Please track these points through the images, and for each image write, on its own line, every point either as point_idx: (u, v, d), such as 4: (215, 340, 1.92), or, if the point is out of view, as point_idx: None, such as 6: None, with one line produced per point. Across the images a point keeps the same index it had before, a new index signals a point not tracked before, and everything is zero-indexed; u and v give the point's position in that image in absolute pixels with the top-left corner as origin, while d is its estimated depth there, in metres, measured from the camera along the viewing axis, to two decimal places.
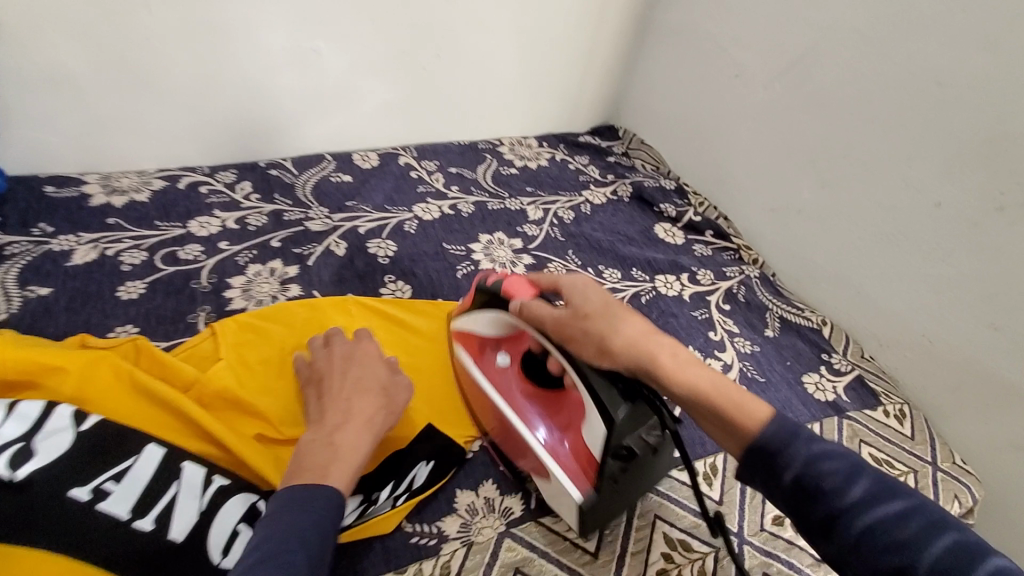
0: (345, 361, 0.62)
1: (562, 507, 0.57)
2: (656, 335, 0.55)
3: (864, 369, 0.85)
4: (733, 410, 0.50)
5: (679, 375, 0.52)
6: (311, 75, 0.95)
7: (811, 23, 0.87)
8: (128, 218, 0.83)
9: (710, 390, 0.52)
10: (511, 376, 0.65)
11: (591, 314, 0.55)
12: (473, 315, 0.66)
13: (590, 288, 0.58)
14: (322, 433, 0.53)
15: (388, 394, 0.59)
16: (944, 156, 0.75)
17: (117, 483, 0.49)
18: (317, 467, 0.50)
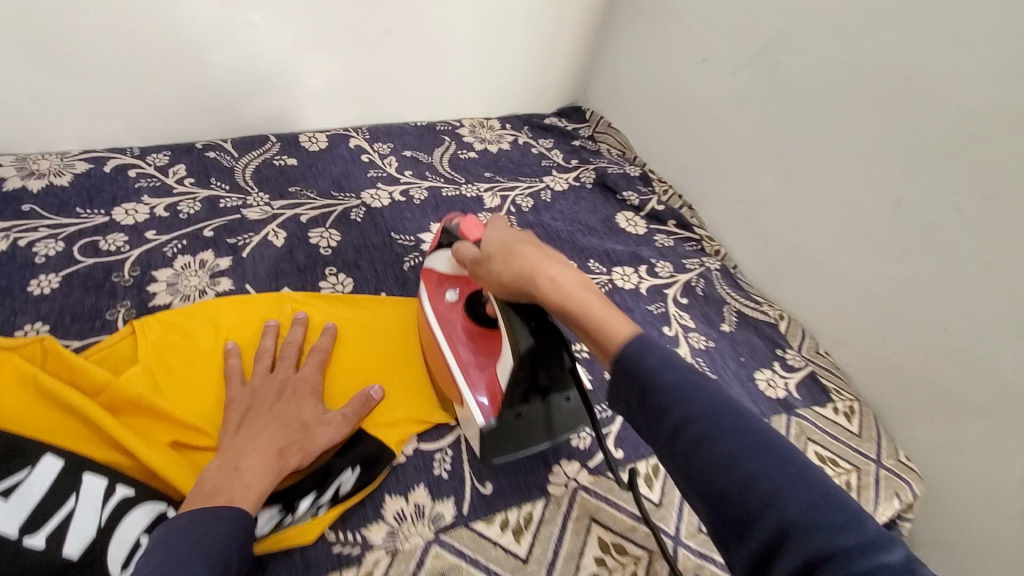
0: (276, 396, 0.59)
1: (472, 432, 0.60)
2: (555, 263, 0.51)
3: (817, 365, 0.84)
4: (584, 316, 0.47)
5: (569, 293, 0.49)
6: (248, 49, 0.89)
7: (780, 5, 0.83)
8: (46, 205, 0.77)
9: (584, 303, 0.48)
10: (456, 317, 0.65)
11: (494, 250, 0.55)
12: (440, 253, 0.67)
13: (502, 229, 0.56)
14: (229, 458, 0.52)
15: (307, 431, 0.56)
16: (905, 152, 0.72)
17: (5, 499, 0.46)
18: (227, 491, 0.48)
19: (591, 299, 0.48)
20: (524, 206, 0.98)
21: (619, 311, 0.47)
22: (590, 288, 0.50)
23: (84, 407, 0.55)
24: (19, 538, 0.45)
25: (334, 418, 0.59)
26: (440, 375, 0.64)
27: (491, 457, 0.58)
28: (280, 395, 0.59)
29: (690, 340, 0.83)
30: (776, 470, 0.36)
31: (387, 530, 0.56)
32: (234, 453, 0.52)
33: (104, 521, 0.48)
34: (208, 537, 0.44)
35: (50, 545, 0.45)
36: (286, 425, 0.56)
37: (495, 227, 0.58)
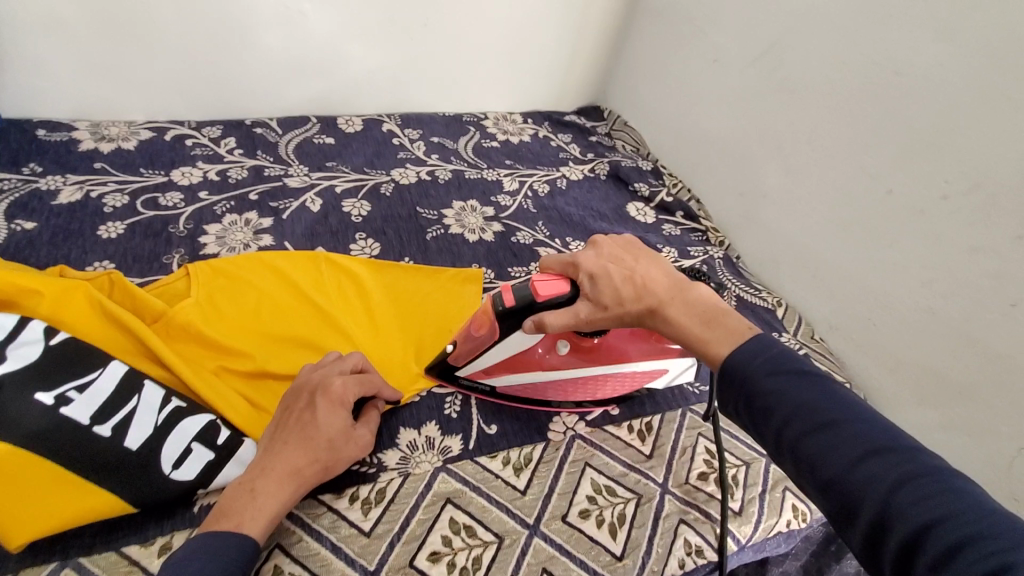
0: (307, 404, 0.55)
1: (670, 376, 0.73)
2: (671, 293, 0.55)
3: (811, 349, 0.89)
4: (696, 343, 0.52)
5: (674, 321, 0.54)
6: (297, 35, 0.98)
7: (785, 10, 0.90)
8: (114, 164, 0.86)
9: (687, 333, 0.53)
10: (574, 359, 0.68)
11: (612, 306, 0.57)
12: (505, 342, 0.64)
13: (606, 278, 0.58)
14: (250, 476, 0.51)
15: (331, 450, 0.54)
16: (896, 143, 0.78)
17: (80, 392, 0.53)
18: (238, 514, 0.48)
19: (710, 323, 0.52)
20: (540, 191, 1.05)
21: (736, 317, 0.52)
22: (708, 307, 0.54)
23: (142, 333, 0.62)
24: (90, 425, 0.52)
25: (354, 445, 0.57)
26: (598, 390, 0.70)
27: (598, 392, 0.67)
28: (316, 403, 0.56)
29: None
30: (886, 463, 0.39)
31: (400, 455, 0.62)
32: (257, 466, 0.52)
33: (160, 421, 0.55)
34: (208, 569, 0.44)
35: (114, 434, 0.53)
36: (309, 441, 0.53)
37: (590, 276, 0.59)
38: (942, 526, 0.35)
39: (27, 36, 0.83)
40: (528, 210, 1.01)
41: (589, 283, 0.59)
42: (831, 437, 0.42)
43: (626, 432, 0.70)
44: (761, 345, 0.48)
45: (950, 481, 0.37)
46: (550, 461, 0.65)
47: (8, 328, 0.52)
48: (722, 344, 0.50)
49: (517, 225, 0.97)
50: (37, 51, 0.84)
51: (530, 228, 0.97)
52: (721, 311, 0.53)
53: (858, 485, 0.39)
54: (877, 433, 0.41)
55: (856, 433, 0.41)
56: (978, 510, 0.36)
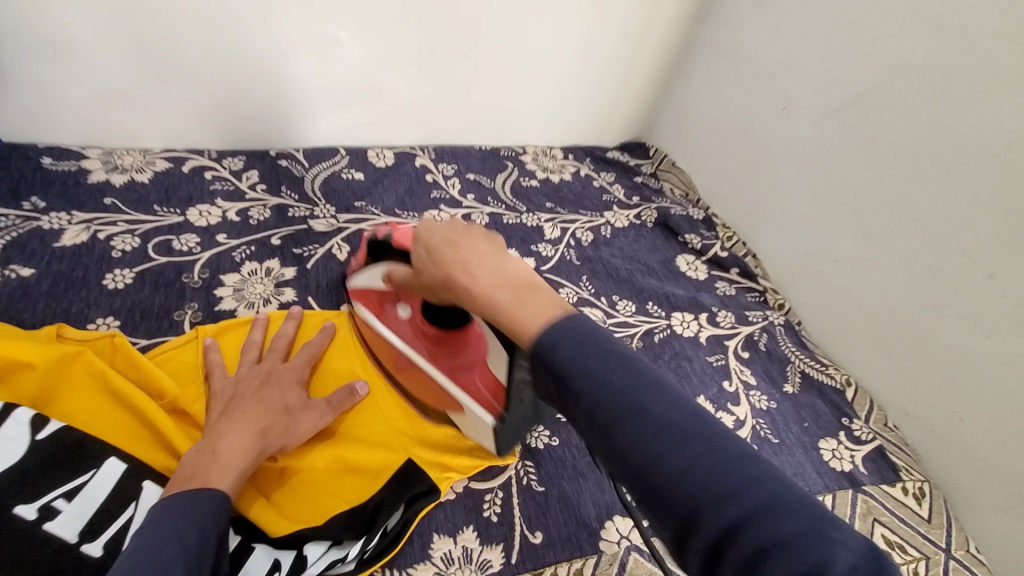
0: (260, 383, 0.57)
1: (481, 434, 0.60)
2: (496, 258, 0.45)
3: (886, 440, 0.80)
4: (504, 316, 0.41)
5: (484, 297, 0.42)
6: (330, 64, 0.91)
7: (871, 61, 0.81)
8: (126, 199, 0.79)
9: (498, 306, 0.42)
10: (411, 333, 0.63)
11: (420, 271, 0.49)
12: (367, 272, 0.63)
13: (427, 236, 0.49)
14: (206, 443, 0.49)
15: (291, 415, 0.55)
16: (1002, 223, 0.69)
17: (69, 501, 0.46)
18: (205, 473, 0.46)
19: (516, 295, 0.42)
20: (584, 240, 0.97)
21: (541, 295, 0.41)
22: (519, 279, 0.43)
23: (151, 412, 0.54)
24: (77, 545, 0.44)
25: (320, 403, 0.58)
26: (426, 393, 0.63)
27: (502, 446, 0.58)
28: (264, 384, 0.57)
29: (752, 399, 0.79)
30: (697, 452, 0.32)
31: (433, 572, 0.54)
32: (210, 436, 0.49)
33: None
34: (179, 524, 0.40)
35: (107, 552, 0.45)
36: (270, 405, 0.54)
37: (415, 239, 0.50)
38: (777, 535, 0.29)
39: (39, 57, 0.76)
40: (571, 261, 0.92)
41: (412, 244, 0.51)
42: (640, 430, 0.34)
43: None
44: (570, 320, 0.39)
45: (784, 495, 0.30)
46: None
47: None
48: (532, 318, 0.40)
49: (561, 280, 0.89)
50: (49, 74, 0.77)
51: (574, 284, 0.88)
52: (532, 286, 0.42)
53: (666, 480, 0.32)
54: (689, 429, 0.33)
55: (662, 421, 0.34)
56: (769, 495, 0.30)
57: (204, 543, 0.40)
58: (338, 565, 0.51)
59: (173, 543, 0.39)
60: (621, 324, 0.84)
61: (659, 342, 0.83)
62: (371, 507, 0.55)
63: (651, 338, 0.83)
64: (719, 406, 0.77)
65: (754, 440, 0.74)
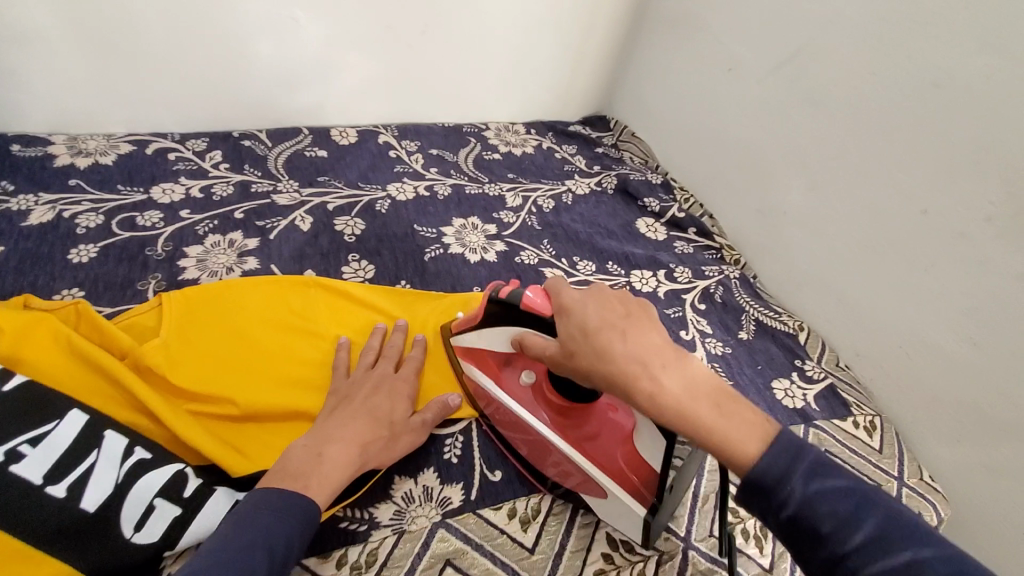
0: (371, 389, 0.60)
1: (624, 522, 0.57)
2: (661, 356, 0.47)
3: (837, 378, 0.83)
4: (720, 440, 0.43)
5: (663, 398, 0.45)
6: (289, 45, 0.93)
7: (808, 17, 0.85)
8: (90, 181, 0.81)
9: (686, 417, 0.44)
10: (532, 397, 0.63)
11: (566, 348, 0.51)
12: (483, 333, 0.64)
13: (578, 314, 0.51)
14: (315, 441, 0.52)
15: (393, 432, 0.57)
16: (936, 159, 0.72)
17: (33, 447, 0.48)
18: (307, 477, 0.49)
19: (720, 407, 0.44)
20: (545, 207, 0.99)
21: (743, 410, 0.44)
22: (711, 386, 0.46)
23: (115, 369, 0.56)
24: (42, 486, 0.46)
25: (417, 422, 0.60)
26: (536, 454, 0.61)
27: (652, 539, 0.56)
28: (374, 391, 0.60)
29: (707, 345, 0.82)
30: (880, 516, 0.39)
31: (394, 509, 0.56)
32: (321, 437, 0.53)
33: (122, 476, 0.49)
34: (275, 529, 0.44)
35: (70, 495, 0.47)
36: (376, 418, 0.57)
37: (564, 312, 0.53)
38: (896, 552, 0.37)
39: None
40: (533, 227, 0.95)
41: (561, 320, 0.53)
42: (832, 507, 0.39)
43: None
44: (787, 442, 0.42)
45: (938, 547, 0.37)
46: (560, 513, 0.60)
47: None
48: (750, 438, 0.42)
49: (521, 243, 0.91)
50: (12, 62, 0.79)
51: (535, 247, 0.91)
52: (728, 395, 0.45)
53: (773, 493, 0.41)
54: (870, 497, 0.40)
55: (850, 490, 0.40)
56: (909, 531, 0.38)
57: (290, 546, 0.44)
58: None
59: (261, 551, 0.42)
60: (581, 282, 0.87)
61: None
62: None
63: None
64: None
65: None
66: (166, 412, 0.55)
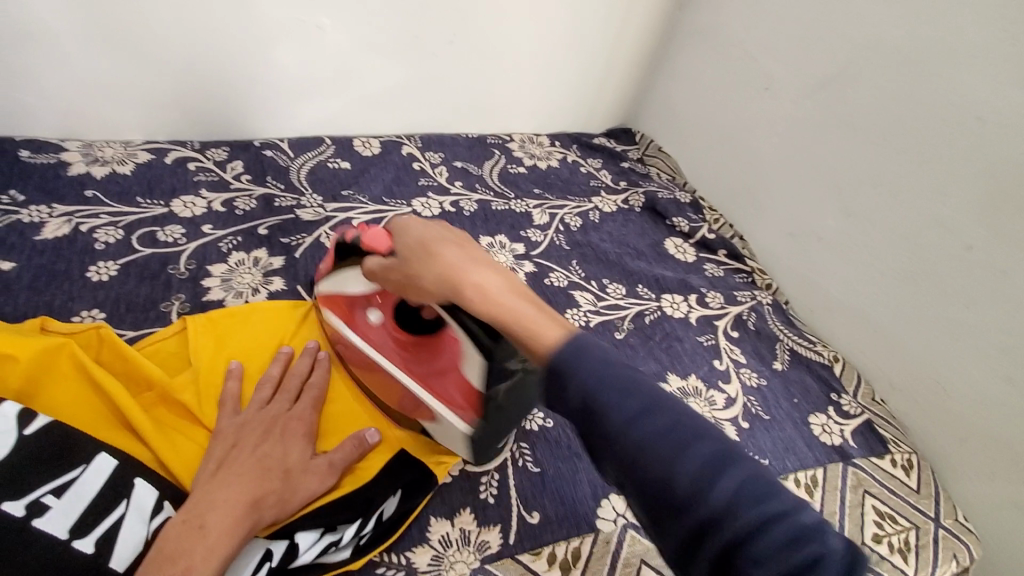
0: (263, 433, 0.53)
1: (449, 442, 0.59)
2: (478, 264, 0.47)
3: (874, 414, 0.81)
4: (524, 333, 0.43)
5: (490, 301, 0.45)
6: (313, 52, 0.90)
7: (848, 39, 0.82)
8: (108, 192, 0.78)
9: (503, 320, 0.45)
10: (383, 339, 0.62)
11: (413, 262, 0.50)
12: (360, 285, 0.61)
13: (410, 230, 0.51)
14: (195, 510, 0.46)
15: (289, 478, 0.51)
16: (982, 195, 0.70)
17: (58, 497, 0.45)
18: (188, 556, 0.43)
19: (534, 305, 0.45)
20: (572, 225, 0.97)
21: (553, 316, 0.44)
22: (509, 284, 0.47)
23: (127, 408, 0.53)
24: (68, 540, 0.44)
25: (322, 464, 0.54)
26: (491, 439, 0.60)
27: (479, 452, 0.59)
28: (265, 434, 0.53)
29: (742, 376, 0.80)
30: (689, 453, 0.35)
31: (432, 554, 0.54)
32: (202, 502, 0.46)
33: (151, 532, 0.47)
34: None
35: (98, 551, 0.44)
36: (266, 471, 0.50)
37: (404, 232, 0.52)
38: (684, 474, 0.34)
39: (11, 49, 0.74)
40: (561, 246, 0.93)
41: (418, 254, 0.50)
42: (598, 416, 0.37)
43: None
44: (572, 346, 0.40)
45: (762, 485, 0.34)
46: (601, 559, 0.58)
47: None
48: (544, 334, 0.43)
49: (550, 264, 0.89)
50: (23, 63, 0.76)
51: (564, 268, 0.89)
52: (518, 287, 0.47)
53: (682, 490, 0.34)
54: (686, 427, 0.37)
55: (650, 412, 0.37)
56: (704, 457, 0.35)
57: None
58: (333, 549, 0.51)
59: None
60: (612, 307, 0.85)
61: (649, 324, 0.83)
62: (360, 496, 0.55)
63: (641, 319, 0.84)
64: (710, 384, 0.78)
65: (745, 416, 0.75)
66: (175, 458, 0.53)
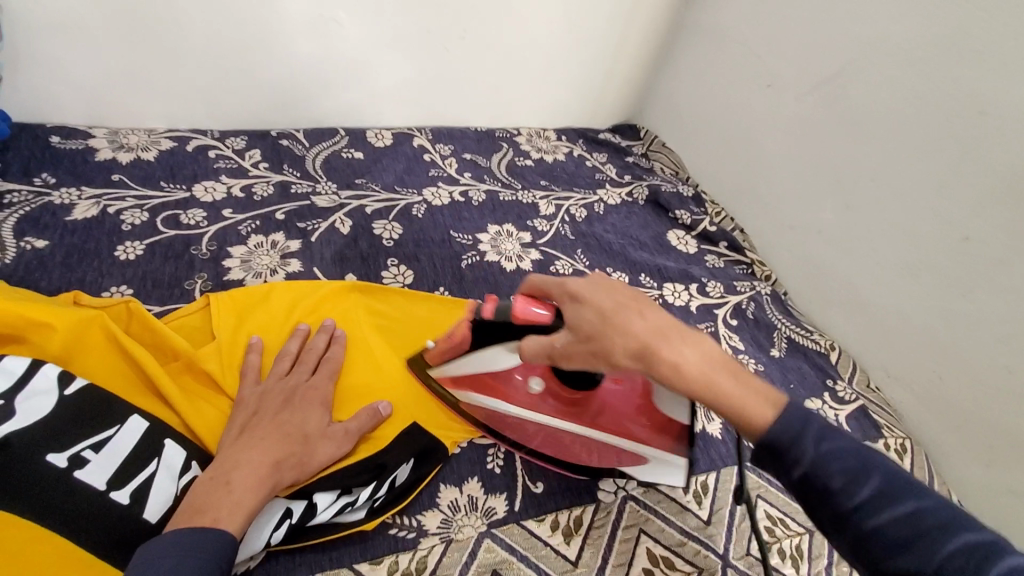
0: (284, 402, 0.57)
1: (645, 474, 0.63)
2: (668, 336, 0.46)
3: (869, 400, 0.84)
4: (727, 403, 0.44)
5: (702, 379, 0.45)
6: (330, 45, 0.93)
7: (850, 37, 0.85)
8: (133, 176, 0.81)
9: (707, 380, 0.45)
10: (548, 402, 0.64)
11: (594, 336, 0.49)
12: (479, 354, 0.63)
13: (588, 304, 0.50)
14: (221, 469, 0.49)
15: (308, 443, 0.54)
16: (977, 188, 0.73)
17: (96, 452, 0.48)
18: (215, 508, 0.46)
19: (731, 375, 0.45)
20: (578, 216, 1.00)
21: (756, 386, 0.44)
22: (713, 357, 0.46)
23: (156, 377, 0.56)
24: (107, 490, 0.47)
25: (339, 431, 0.57)
26: (564, 450, 0.64)
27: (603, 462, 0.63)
28: (286, 403, 0.57)
29: (740, 362, 0.83)
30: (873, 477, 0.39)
31: (441, 518, 0.57)
32: (227, 462, 0.50)
33: (180, 489, 0.50)
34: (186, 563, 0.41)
35: (133, 502, 0.47)
36: (286, 436, 0.53)
37: (580, 301, 0.51)
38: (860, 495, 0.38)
39: (45, 39, 0.78)
40: (566, 236, 0.96)
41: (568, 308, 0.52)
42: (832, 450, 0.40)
43: (682, 493, 0.65)
44: (799, 413, 0.42)
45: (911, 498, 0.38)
46: (601, 527, 0.60)
47: (19, 374, 0.48)
48: (757, 406, 0.43)
49: (556, 253, 0.92)
50: (55, 53, 0.79)
51: (569, 257, 0.92)
52: (730, 359, 0.46)
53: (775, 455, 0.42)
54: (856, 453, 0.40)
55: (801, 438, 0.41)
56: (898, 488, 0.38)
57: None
58: (349, 509, 0.54)
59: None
60: None
61: None
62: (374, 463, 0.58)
63: None
64: None
65: None
66: (200, 424, 0.56)
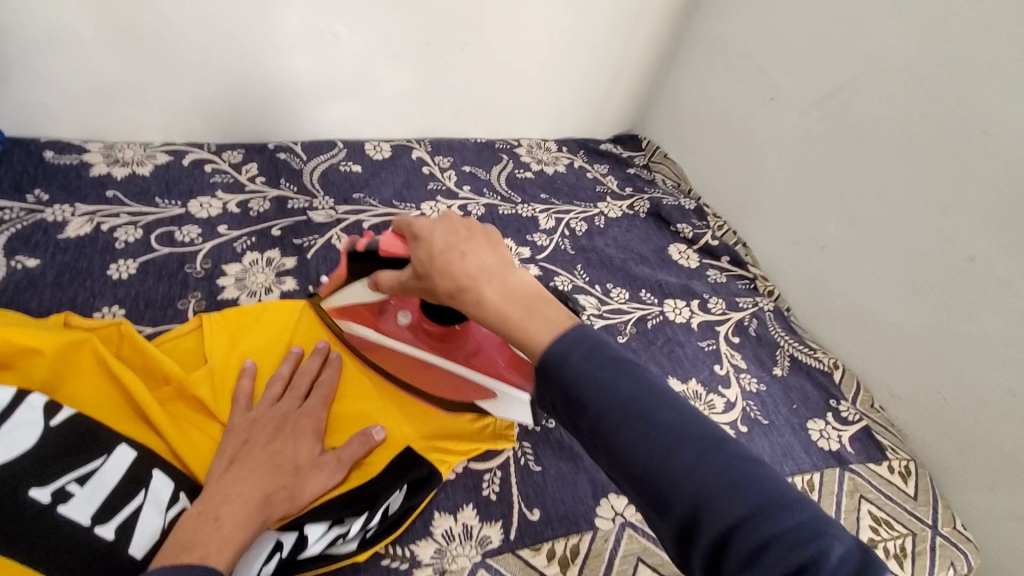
0: (275, 431, 0.56)
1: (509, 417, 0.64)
2: (489, 275, 0.47)
3: (873, 420, 0.82)
4: (518, 332, 0.44)
5: (526, 321, 0.45)
6: (328, 58, 0.93)
7: (855, 51, 0.83)
8: (127, 192, 0.80)
9: (515, 325, 0.44)
10: (422, 338, 0.67)
11: (422, 274, 0.50)
12: (348, 289, 0.66)
13: (425, 241, 0.50)
14: (210, 505, 0.48)
15: (299, 475, 0.53)
16: (984, 208, 0.72)
17: (81, 485, 0.47)
18: (203, 545, 0.44)
19: (527, 312, 0.45)
20: (578, 230, 0.99)
21: (553, 314, 0.45)
22: (523, 292, 0.47)
23: (145, 403, 0.55)
24: (90, 526, 0.46)
25: (331, 460, 0.56)
26: (452, 390, 0.65)
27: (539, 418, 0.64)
28: (277, 431, 0.56)
29: (742, 381, 0.81)
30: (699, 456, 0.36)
31: (435, 548, 0.56)
32: (216, 497, 0.48)
33: (166, 523, 0.49)
34: None
35: (119, 537, 0.46)
36: (278, 467, 0.53)
37: (415, 240, 0.51)
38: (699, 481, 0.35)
39: (39, 55, 0.77)
40: (566, 251, 0.94)
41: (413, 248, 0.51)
42: (648, 434, 0.37)
43: None
44: (588, 338, 0.42)
45: (758, 486, 0.35)
46: (599, 556, 0.59)
47: (5, 405, 0.46)
48: (543, 330, 0.43)
49: (555, 268, 0.91)
50: (48, 67, 0.78)
51: (569, 272, 0.90)
52: (540, 298, 0.46)
53: (675, 481, 0.36)
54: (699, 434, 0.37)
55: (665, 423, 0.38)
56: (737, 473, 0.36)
57: None
58: (340, 541, 0.53)
59: None
60: (615, 311, 0.86)
61: (651, 328, 0.85)
62: (367, 491, 0.57)
63: (644, 324, 0.85)
64: (710, 388, 0.79)
65: (744, 420, 0.77)
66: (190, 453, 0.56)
